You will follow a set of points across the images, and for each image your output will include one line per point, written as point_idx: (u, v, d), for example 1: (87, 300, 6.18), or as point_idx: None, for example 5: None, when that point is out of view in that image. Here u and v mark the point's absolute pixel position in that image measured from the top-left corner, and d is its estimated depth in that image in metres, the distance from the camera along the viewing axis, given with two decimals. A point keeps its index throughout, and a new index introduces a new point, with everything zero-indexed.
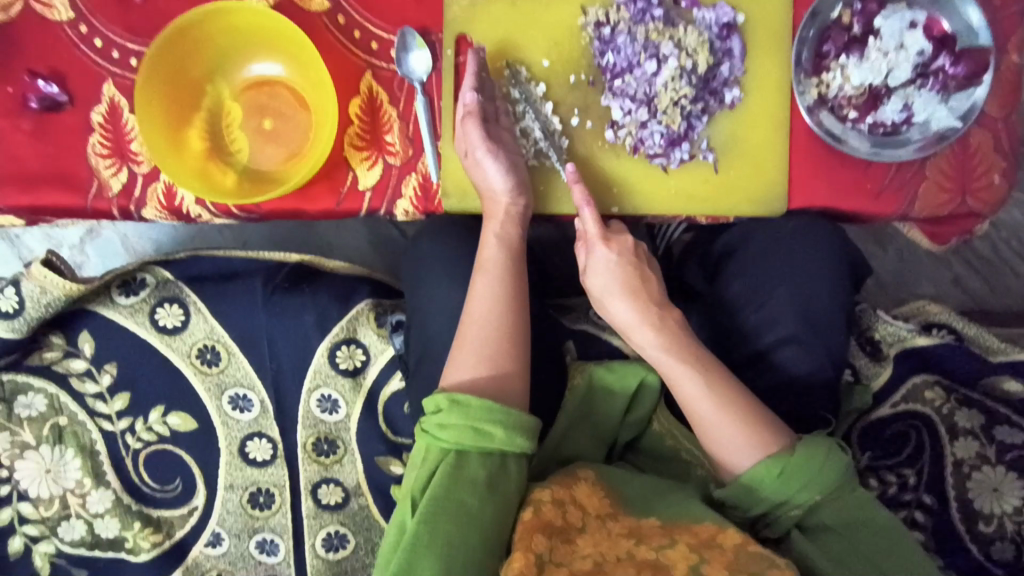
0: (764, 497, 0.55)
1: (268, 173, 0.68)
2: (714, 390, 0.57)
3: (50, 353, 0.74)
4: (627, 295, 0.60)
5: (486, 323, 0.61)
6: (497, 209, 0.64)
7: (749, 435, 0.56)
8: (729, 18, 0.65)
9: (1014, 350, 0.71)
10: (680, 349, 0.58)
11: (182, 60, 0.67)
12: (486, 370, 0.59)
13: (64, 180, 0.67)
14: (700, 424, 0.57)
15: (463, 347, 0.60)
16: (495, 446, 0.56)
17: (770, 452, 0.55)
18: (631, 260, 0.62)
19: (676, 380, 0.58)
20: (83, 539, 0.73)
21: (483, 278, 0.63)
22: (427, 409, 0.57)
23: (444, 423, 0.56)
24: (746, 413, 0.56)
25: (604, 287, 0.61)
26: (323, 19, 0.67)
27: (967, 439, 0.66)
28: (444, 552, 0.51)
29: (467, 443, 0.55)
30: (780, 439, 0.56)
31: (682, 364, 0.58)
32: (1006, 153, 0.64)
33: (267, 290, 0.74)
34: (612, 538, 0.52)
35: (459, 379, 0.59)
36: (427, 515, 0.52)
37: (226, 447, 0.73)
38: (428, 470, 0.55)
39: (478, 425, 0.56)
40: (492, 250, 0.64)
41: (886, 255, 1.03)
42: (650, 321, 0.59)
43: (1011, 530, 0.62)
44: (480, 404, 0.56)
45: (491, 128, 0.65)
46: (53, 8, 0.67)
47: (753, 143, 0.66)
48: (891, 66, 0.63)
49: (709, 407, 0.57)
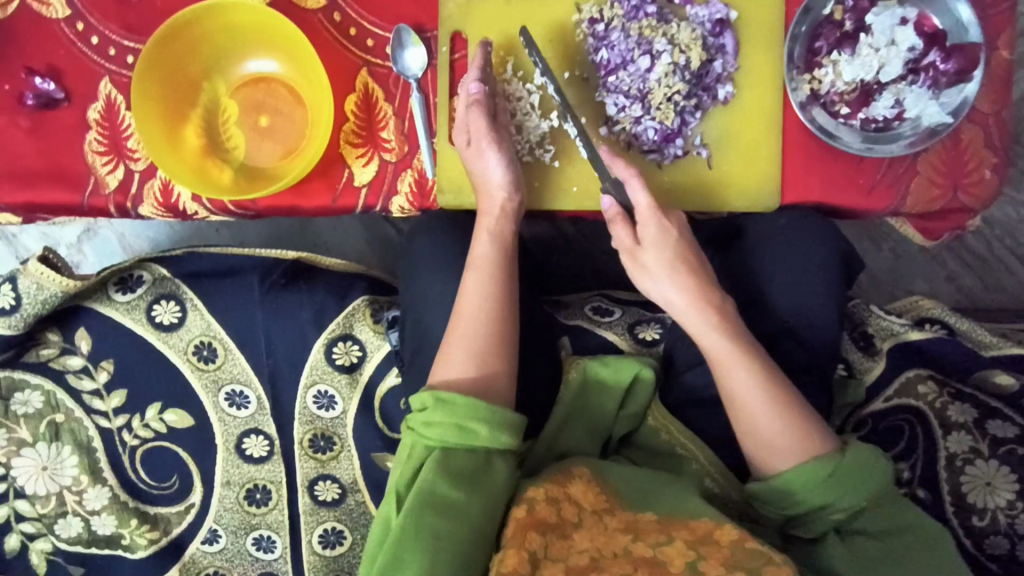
0: (800, 498, 0.56)
1: (264, 169, 0.68)
2: (768, 386, 0.57)
3: (46, 351, 0.74)
4: (684, 283, 0.60)
5: (476, 322, 0.61)
6: (489, 206, 0.65)
7: (800, 433, 0.56)
8: (722, 15, 0.65)
9: (1006, 344, 0.70)
10: (738, 339, 0.59)
11: (179, 59, 0.67)
12: (477, 367, 0.59)
13: (61, 177, 0.67)
14: (747, 418, 0.58)
15: (453, 342, 0.61)
16: (481, 444, 0.56)
17: (815, 454, 0.56)
18: (688, 249, 0.61)
19: (727, 368, 0.58)
20: (81, 537, 0.73)
21: (473, 275, 0.64)
22: (414, 406, 0.58)
23: (430, 421, 0.56)
24: (794, 409, 0.57)
25: (659, 271, 0.61)
26: (318, 16, 0.67)
27: (959, 433, 0.66)
28: (434, 543, 0.51)
29: (452, 441, 0.56)
30: (825, 442, 0.57)
31: (741, 357, 0.58)
32: (996, 148, 0.65)
33: (263, 287, 0.74)
34: (610, 533, 0.53)
35: (449, 376, 0.59)
36: (417, 509, 0.53)
37: (222, 445, 0.74)
38: (414, 467, 0.56)
39: (463, 423, 0.56)
40: (481, 245, 0.65)
41: (881, 253, 1.03)
42: (710, 311, 0.59)
43: (1005, 523, 0.62)
44: (465, 402, 0.56)
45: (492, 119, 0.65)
46: (50, 6, 0.68)
47: (746, 139, 0.66)
48: (882, 63, 0.63)
49: (761, 402, 0.57)
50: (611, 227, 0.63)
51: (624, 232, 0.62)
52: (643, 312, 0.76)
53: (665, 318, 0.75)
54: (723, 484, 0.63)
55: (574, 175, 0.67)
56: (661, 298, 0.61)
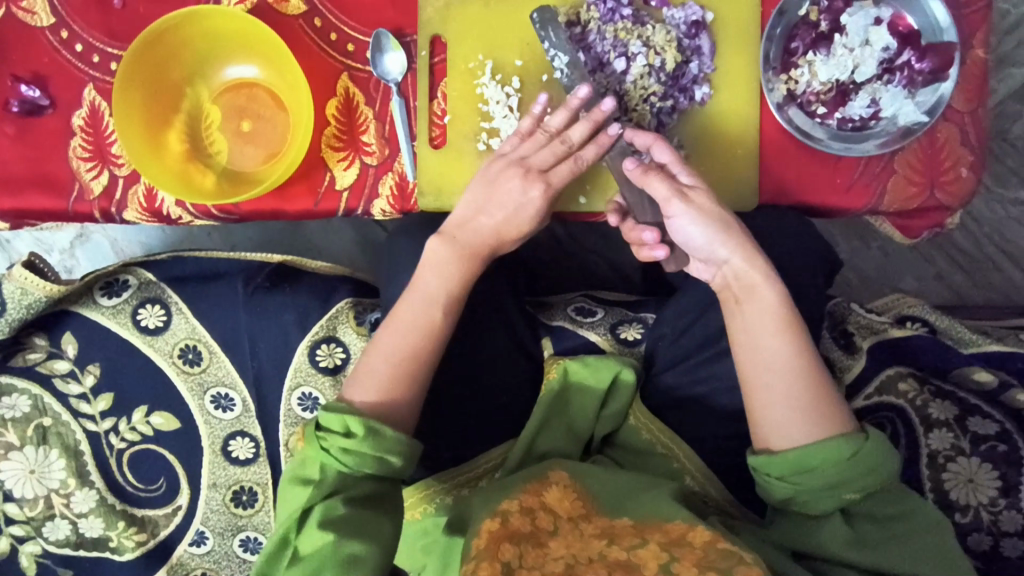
0: (810, 474, 0.53)
1: (247, 173, 0.69)
2: (803, 359, 0.57)
3: (33, 355, 0.74)
4: (727, 233, 0.58)
5: (424, 363, 0.61)
6: (476, 250, 0.64)
7: (824, 413, 0.55)
8: (697, 16, 0.65)
9: (986, 341, 0.70)
10: (783, 307, 0.58)
11: (161, 65, 0.68)
12: (407, 403, 0.60)
13: (46, 184, 0.68)
14: (776, 380, 0.56)
15: (391, 377, 0.60)
16: (392, 474, 0.58)
17: (837, 431, 0.54)
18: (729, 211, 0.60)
19: (765, 332, 0.57)
20: (68, 539, 0.74)
21: (439, 310, 0.63)
22: (333, 427, 0.57)
23: (349, 449, 0.56)
24: (823, 391, 0.56)
25: (701, 218, 0.58)
26: (299, 22, 0.68)
27: (941, 431, 0.66)
28: (347, 561, 0.53)
29: (367, 470, 0.57)
30: (848, 425, 0.55)
31: (777, 321, 0.58)
32: (972, 146, 0.65)
33: (247, 290, 0.74)
34: (584, 539, 0.54)
35: (372, 402, 0.59)
36: (338, 530, 0.54)
37: (208, 447, 0.74)
38: (324, 492, 0.56)
39: (384, 457, 0.57)
40: (448, 286, 0.63)
41: (870, 251, 1.04)
42: (751, 268, 0.58)
43: (987, 519, 0.63)
44: (395, 438, 0.57)
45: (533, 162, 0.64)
46: (34, 14, 0.69)
47: (724, 141, 0.66)
48: (857, 63, 0.64)
49: (792, 367, 0.56)
50: (646, 180, 0.59)
51: (660, 185, 0.59)
52: (626, 312, 0.77)
53: (646, 317, 0.76)
54: (703, 483, 0.64)
55: None
56: (698, 247, 0.59)
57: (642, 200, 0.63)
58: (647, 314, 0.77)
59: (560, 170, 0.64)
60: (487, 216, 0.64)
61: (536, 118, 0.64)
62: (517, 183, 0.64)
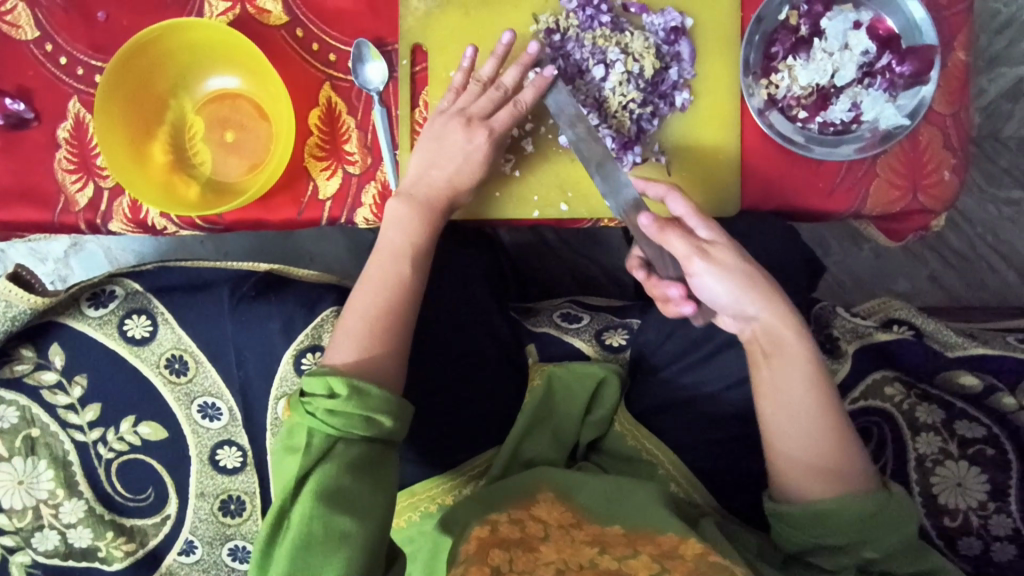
0: (830, 531, 0.55)
1: (230, 184, 0.69)
2: (827, 413, 0.56)
3: (20, 366, 0.74)
4: (756, 288, 0.56)
5: (397, 316, 0.62)
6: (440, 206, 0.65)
7: (847, 468, 0.56)
8: (677, 22, 0.66)
9: (972, 343, 0.69)
10: (809, 361, 0.57)
11: (143, 76, 0.68)
12: (386, 362, 0.60)
13: (32, 195, 0.69)
14: (803, 440, 0.56)
15: (367, 333, 0.61)
16: (382, 436, 0.57)
17: (859, 490, 0.55)
18: (753, 262, 0.57)
19: (790, 388, 0.56)
20: (57, 550, 0.74)
21: (407, 264, 0.64)
22: (318, 390, 0.57)
23: (335, 410, 0.56)
24: (846, 444, 0.56)
25: (724, 273, 0.55)
26: (281, 33, 0.68)
27: (928, 434, 0.66)
28: (340, 535, 0.51)
29: (355, 431, 0.56)
30: (869, 478, 0.56)
31: (805, 382, 0.56)
32: (954, 149, 0.65)
33: (233, 300, 0.75)
34: (575, 545, 0.53)
35: (351, 360, 0.59)
36: (331, 502, 0.52)
37: (196, 456, 0.75)
38: (314, 457, 0.54)
39: (371, 416, 0.56)
40: (412, 237, 0.64)
41: (862, 253, 1.04)
42: (781, 326, 0.56)
43: (977, 524, 0.63)
44: (380, 395, 0.57)
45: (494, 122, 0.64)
46: (20, 28, 0.69)
47: (705, 145, 0.66)
48: (836, 67, 0.64)
49: (817, 422, 0.56)
50: (665, 236, 0.56)
51: (678, 242, 0.56)
52: (612, 317, 0.76)
53: (632, 322, 0.75)
54: (688, 489, 0.64)
55: (533, 185, 0.68)
56: (725, 306, 0.56)
57: (662, 255, 0.61)
58: (632, 319, 0.76)
59: (501, 115, 0.65)
60: (439, 169, 0.65)
61: (467, 70, 0.66)
62: (462, 132, 0.64)
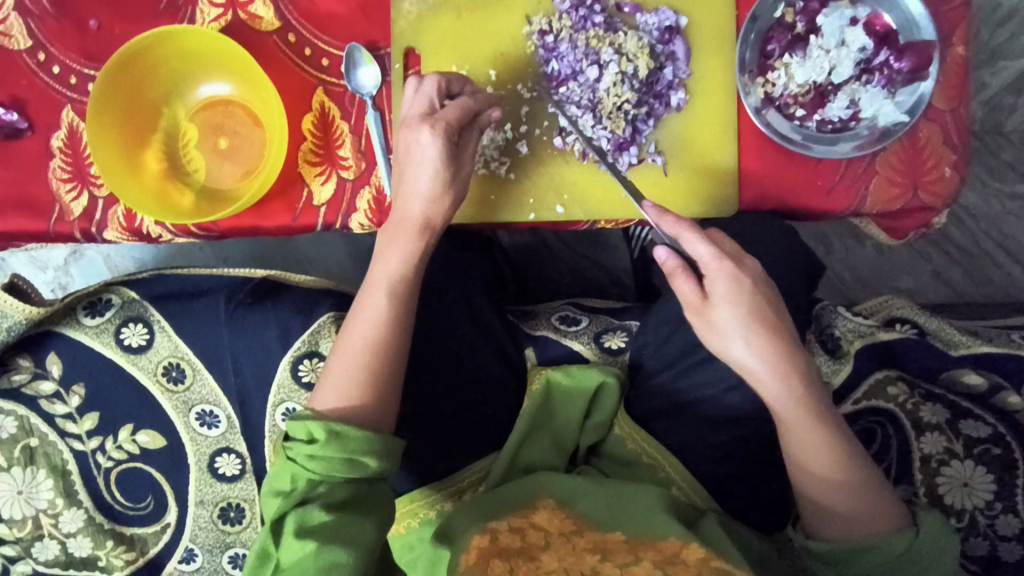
0: (861, 564, 0.56)
1: (224, 191, 0.69)
2: (842, 453, 0.56)
3: (18, 376, 0.74)
4: (769, 340, 0.55)
5: (377, 350, 0.61)
6: (408, 229, 0.62)
7: (869, 504, 0.56)
8: (671, 22, 0.65)
9: (977, 342, 0.68)
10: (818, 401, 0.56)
11: (135, 84, 0.68)
12: (371, 397, 0.60)
13: (27, 205, 0.68)
14: (822, 482, 0.56)
15: (348, 371, 0.60)
16: (367, 475, 0.57)
17: (885, 524, 0.56)
18: (763, 300, 0.55)
19: (805, 437, 0.56)
20: (57, 559, 0.74)
21: (384, 294, 0.62)
22: (298, 435, 0.57)
23: (316, 454, 0.56)
24: (864, 479, 0.57)
25: (735, 327, 0.55)
26: (273, 38, 0.68)
27: (933, 434, 0.65)
28: (329, 567, 0.53)
29: (339, 473, 0.56)
30: (893, 510, 0.57)
31: (822, 431, 0.56)
32: (955, 146, 0.64)
33: (229, 306, 0.75)
34: (577, 553, 0.52)
35: (339, 405, 0.59)
36: (318, 539, 0.53)
37: (195, 464, 0.74)
38: (295, 500, 0.56)
39: (353, 457, 0.57)
40: (387, 267, 0.63)
41: (864, 250, 1.03)
42: (796, 375, 0.55)
43: (984, 524, 0.62)
44: (361, 436, 0.57)
45: (445, 117, 0.60)
46: (12, 38, 0.69)
47: (701, 144, 0.66)
48: (834, 64, 0.63)
49: (834, 463, 0.56)
50: (672, 280, 0.56)
51: (688, 285, 0.56)
52: (611, 319, 0.76)
53: (631, 325, 0.75)
54: (688, 492, 0.63)
55: (529, 187, 0.67)
56: (736, 359, 0.56)
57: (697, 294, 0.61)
58: (631, 321, 0.75)
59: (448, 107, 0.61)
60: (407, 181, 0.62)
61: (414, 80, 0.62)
62: (413, 131, 0.61)
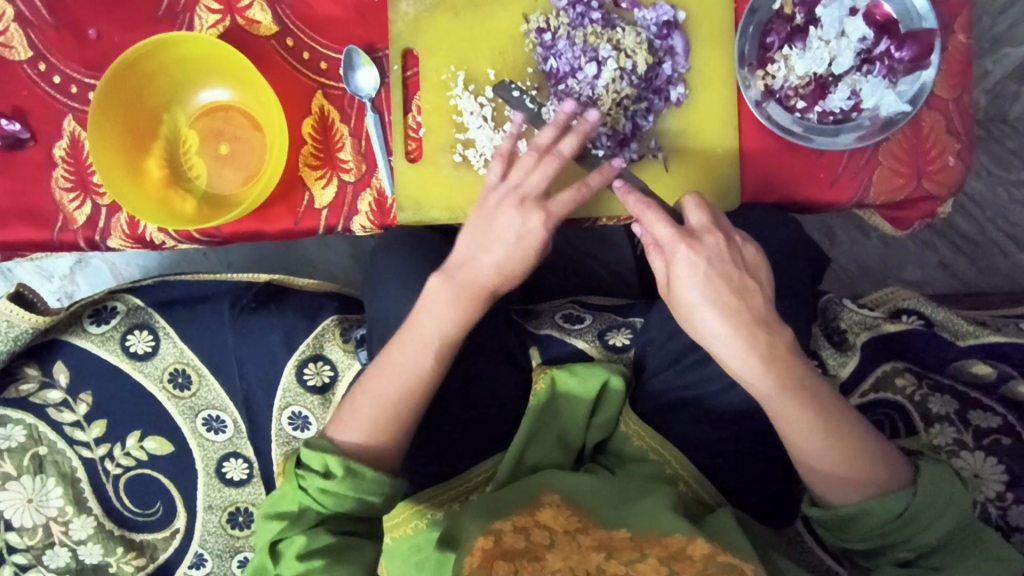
0: (862, 532, 0.54)
1: (226, 197, 0.69)
2: (822, 420, 0.55)
3: (26, 385, 0.74)
4: (732, 312, 0.55)
5: (408, 402, 0.60)
6: (471, 293, 0.61)
7: (862, 468, 0.55)
8: (669, 16, 0.65)
9: (983, 331, 0.68)
10: (788, 368, 0.55)
11: (136, 91, 0.68)
12: (393, 444, 0.60)
13: (31, 215, 0.69)
14: (809, 455, 0.55)
15: (376, 415, 0.59)
16: (372, 510, 0.59)
17: (882, 488, 0.54)
18: (726, 267, 0.56)
19: (777, 407, 0.55)
20: (68, 566, 0.74)
21: (430, 354, 0.61)
22: (313, 465, 0.58)
23: (328, 489, 0.57)
24: (852, 445, 0.55)
25: (708, 306, 0.55)
26: (271, 42, 0.68)
27: (942, 425, 0.64)
28: None
29: (347, 508, 0.58)
30: (888, 474, 0.55)
31: (793, 400, 0.55)
32: (958, 134, 0.64)
33: (234, 311, 0.75)
34: (583, 552, 0.52)
35: (358, 444, 0.59)
36: (322, 559, 0.56)
37: (203, 469, 0.75)
38: (302, 525, 0.58)
39: (364, 497, 0.58)
40: (442, 327, 0.61)
41: (870, 242, 1.02)
42: (760, 342, 0.55)
43: (996, 514, 0.61)
44: (374, 478, 0.57)
45: (554, 207, 0.61)
46: (12, 49, 0.69)
47: (702, 140, 0.66)
48: (833, 55, 0.63)
49: (814, 431, 0.55)
50: (649, 257, 0.58)
51: (658, 263, 0.57)
52: (614, 317, 0.75)
53: (634, 322, 0.75)
54: (695, 487, 0.63)
55: None
56: (706, 335, 0.56)
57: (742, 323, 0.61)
58: (635, 318, 0.75)
59: (563, 197, 0.61)
60: (486, 254, 0.61)
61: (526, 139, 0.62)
62: (515, 213, 0.60)
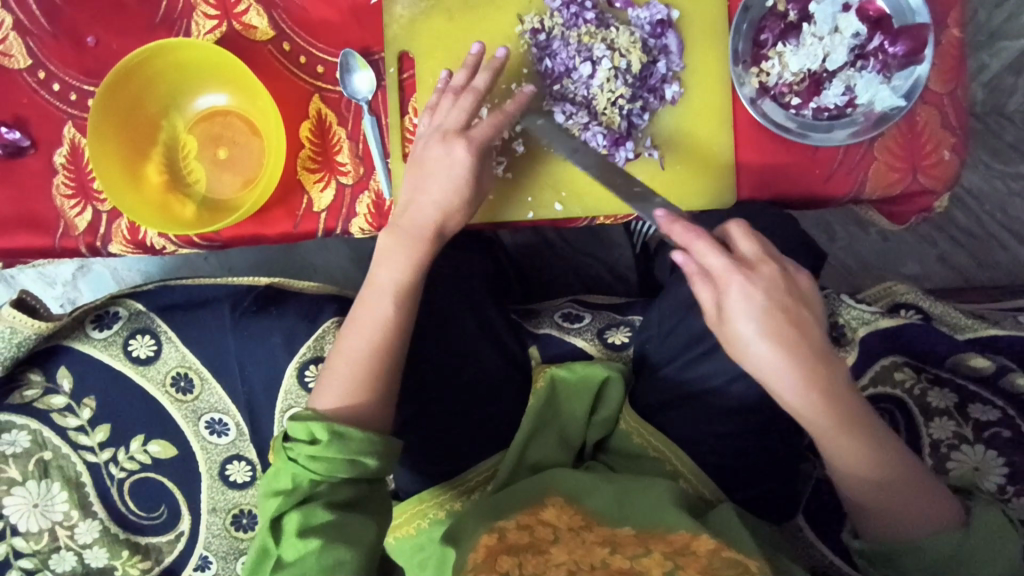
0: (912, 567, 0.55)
1: (225, 201, 0.70)
2: (875, 456, 0.54)
3: (29, 391, 0.75)
4: (790, 347, 0.52)
5: (381, 354, 0.62)
6: (424, 237, 0.63)
7: (915, 505, 0.54)
8: (663, 15, 0.65)
9: (982, 326, 0.68)
10: (844, 404, 0.53)
11: (136, 98, 0.69)
12: (374, 400, 0.61)
13: (32, 222, 0.69)
14: (861, 489, 0.55)
15: (351, 374, 0.61)
16: (367, 475, 0.58)
17: (935, 526, 0.54)
18: (780, 297, 0.53)
19: (831, 442, 0.54)
20: (75, 570, 0.75)
21: (391, 302, 0.63)
22: (298, 434, 0.58)
23: (319, 454, 0.57)
24: (904, 481, 0.55)
25: (763, 339, 0.53)
26: (268, 47, 0.69)
27: (942, 419, 0.65)
28: (333, 565, 0.54)
29: (341, 474, 0.57)
30: (941, 510, 0.55)
31: (847, 437, 0.54)
32: (953, 128, 0.64)
33: (235, 315, 0.75)
34: (587, 546, 0.53)
35: (338, 406, 0.60)
36: (321, 535, 0.55)
37: (205, 472, 0.75)
38: (297, 498, 0.56)
39: (356, 458, 0.58)
40: (398, 274, 0.63)
41: (868, 236, 1.02)
42: (817, 378, 0.53)
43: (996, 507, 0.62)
44: (363, 437, 0.58)
45: (476, 134, 0.63)
46: (12, 57, 0.70)
47: (697, 138, 0.66)
48: (827, 51, 0.63)
49: (867, 466, 0.54)
50: (695, 284, 0.55)
51: (705, 290, 0.54)
52: (613, 315, 0.76)
53: (634, 320, 0.76)
54: (696, 484, 0.63)
55: (527, 185, 0.67)
56: (757, 368, 0.54)
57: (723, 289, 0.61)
58: (634, 317, 0.76)
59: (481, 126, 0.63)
60: (428, 195, 0.63)
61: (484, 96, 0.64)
62: (441, 146, 0.63)
